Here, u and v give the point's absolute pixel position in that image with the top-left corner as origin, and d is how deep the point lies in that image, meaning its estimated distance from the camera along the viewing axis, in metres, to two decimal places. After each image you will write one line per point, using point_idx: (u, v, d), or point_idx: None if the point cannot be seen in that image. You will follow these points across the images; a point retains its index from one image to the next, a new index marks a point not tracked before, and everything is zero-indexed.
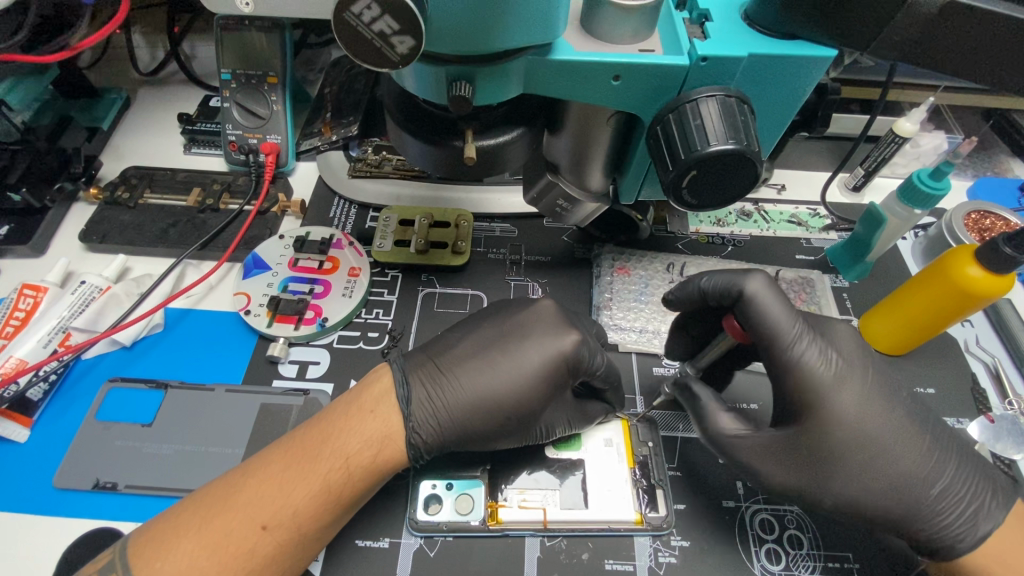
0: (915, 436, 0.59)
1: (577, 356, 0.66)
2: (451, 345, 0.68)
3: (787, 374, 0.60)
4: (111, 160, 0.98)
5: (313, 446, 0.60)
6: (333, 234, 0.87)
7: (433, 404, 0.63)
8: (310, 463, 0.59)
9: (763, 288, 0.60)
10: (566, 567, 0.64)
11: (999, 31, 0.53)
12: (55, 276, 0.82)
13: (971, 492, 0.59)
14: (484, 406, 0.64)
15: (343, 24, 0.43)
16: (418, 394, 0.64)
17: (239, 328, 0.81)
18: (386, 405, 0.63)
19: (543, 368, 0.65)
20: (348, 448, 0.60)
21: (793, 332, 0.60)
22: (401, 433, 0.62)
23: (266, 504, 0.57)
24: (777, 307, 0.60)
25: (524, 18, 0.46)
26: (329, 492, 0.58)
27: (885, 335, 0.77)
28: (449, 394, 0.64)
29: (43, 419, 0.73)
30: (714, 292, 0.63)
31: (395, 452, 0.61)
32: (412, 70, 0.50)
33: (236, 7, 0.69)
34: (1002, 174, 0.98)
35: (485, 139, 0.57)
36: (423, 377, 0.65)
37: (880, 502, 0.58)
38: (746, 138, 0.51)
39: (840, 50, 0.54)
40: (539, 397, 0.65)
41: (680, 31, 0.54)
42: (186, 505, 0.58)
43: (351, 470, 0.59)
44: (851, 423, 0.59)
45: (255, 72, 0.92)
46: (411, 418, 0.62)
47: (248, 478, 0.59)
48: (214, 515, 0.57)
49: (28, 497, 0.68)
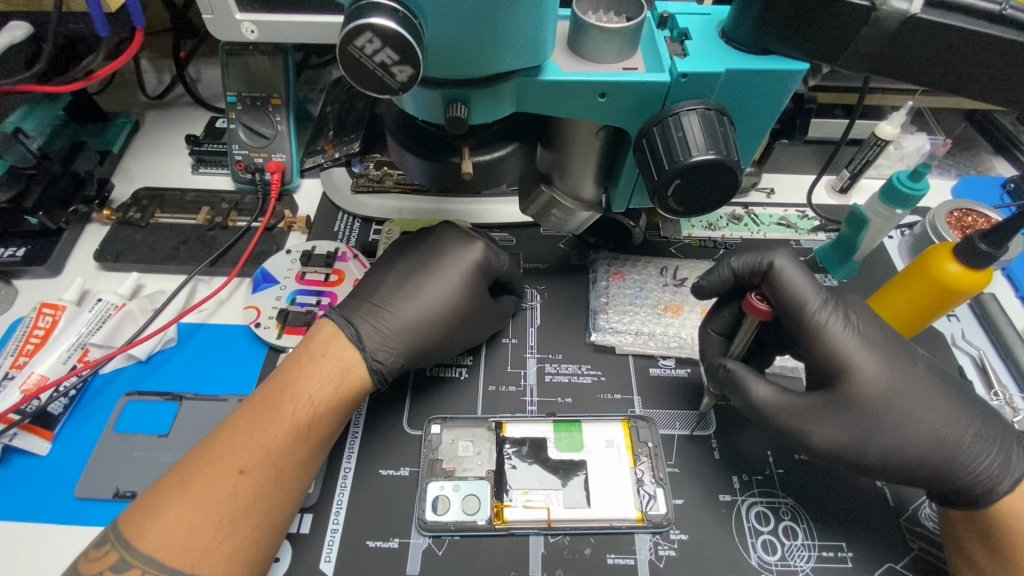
0: (924, 397, 0.62)
1: (487, 260, 0.79)
2: (376, 284, 0.76)
3: (811, 339, 0.65)
4: (122, 181, 1.02)
5: (276, 395, 0.66)
6: (338, 248, 0.90)
7: (374, 328, 0.72)
8: (275, 408, 0.64)
9: (789, 264, 0.68)
10: (570, 562, 0.66)
11: (956, 44, 0.57)
12: (72, 294, 0.85)
13: (996, 451, 0.61)
14: (427, 323, 0.74)
15: (346, 56, 0.46)
16: (365, 329, 0.71)
17: (249, 341, 0.84)
18: (335, 347, 0.70)
19: (469, 278, 0.78)
20: (308, 389, 0.66)
21: (818, 302, 0.65)
22: (357, 364, 0.69)
23: (242, 450, 0.62)
24: (803, 281, 0.66)
25: (514, 45, 0.49)
26: (300, 428, 0.64)
27: (891, 314, 0.76)
28: (394, 320, 0.73)
29: (65, 432, 0.76)
30: (743, 270, 0.70)
31: (355, 380, 0.68)
32: (413, 94, 0.53)
33: (243, 35, 0.75)
34: (985, 172, 1.02)
35: (481, 156, 0.60)
36: (364, 318, 0.72)
37: (911, 453, 0.61)
38: (725, 147, 0.54)
39: (811, 62, 0.58)
40: (463, 302, 0.76)
41: (662, 50, 0.58)
42: (167, 477, 0.61)
43: (317, 406, 0.65)
44: (876, 381, 0.62)
45: (260, 95, 0.96)
46: (365, 349, 0.70)
47: (221, 435, 0.63)
48: (194, 470, 0.60)
49: (52, 508, 0.71)
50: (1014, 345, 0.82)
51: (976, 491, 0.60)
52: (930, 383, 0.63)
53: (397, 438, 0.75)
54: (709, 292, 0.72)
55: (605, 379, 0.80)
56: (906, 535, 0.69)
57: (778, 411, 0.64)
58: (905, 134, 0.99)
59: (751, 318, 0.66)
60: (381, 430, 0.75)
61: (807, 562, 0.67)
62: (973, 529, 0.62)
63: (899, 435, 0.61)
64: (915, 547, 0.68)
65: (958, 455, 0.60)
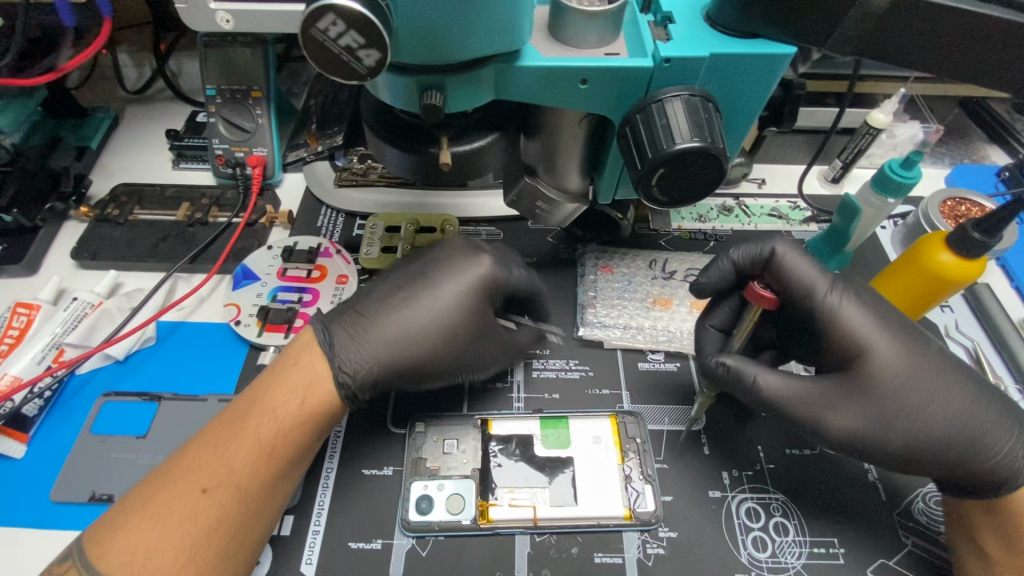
0: (946, 380, 0.61)
1: (495, 276, 0.71)
2: (370, 291, 0.71)
3: (828, 322, 0.62)
4: (100, 177, 0.99)
5: (244, 408, 0.62)
6: (321, 243, 0.88)
7: (354, 338, 0.66)
8: (241, 423, 0.61)
9: (792, 249, 0.66)
10: (557, 562, 0.65)
11: (948, 26, 0.55)
12: (47, 293, 0.83)
13: (1016, 436, 0.60)
14: (412, 341, 0.67)
15: (309, 39, 0.44)
16: (342, 339, 0.66)
17: (230, 339, 0.82)
18: (307, 356, 0.65)
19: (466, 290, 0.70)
20: (274, 403, 0.62)
21: (826, 285, 0.63)
22: (325, 377, 0.64)
23: (204, 468, 0.59)
24: (806, 265, 0.65)
25: (489, 28, 0.47)
26: (263, 446, 0.60)
27: (896, 296, 0.73)
28: (376, 328, 0.67)
29: (39, 434, 0.74)
30: (743, 262, 0.68)
31: (323, 394, 0.63)
32: (385, 81, 0.51)
33: (218, 25, 0.73)
34: (979, 161, 1.00)
35: (460, 146, 0.58)
36: (345, 327, 0.67)
37: (934, 437, 0.60)
38: (710, 135, 0.52)
39: (798, 46, 0.56)
40: (456, 321, 0.69)
41: (645, 34, 0.56)
42: (134, 492, 0.59)
43: (283, 422, 0.61)
44: (893, 365, 0.61)
45: (240, 87, 0.93)
46: (334, 358, 0.64)
47: (187, 450, 0.61)
48: (156, 487, 0.58)
49: (26, 512, 0.69)
50: (1009, 336, 0.81)
51: (997, 477, 0.59)
52: (948, 366, 0.62)
53: (381, 437, 0.73)
54: (709, 288, 0.69)
55: (593, 374, 0.78)
56: (899, 530, 0.67)
57: (789, 399, 0.61)
58: (898, 123, 0.97)
59: (752, 308, 0.64)
60: (364, 429, 0.74)
61: (798, 559, 0.65)
62: (990, 520, 0.61)
63: (920, 421, 0.60)
64: (909, 543, 0.67)
65: (981, 437, 0.59)
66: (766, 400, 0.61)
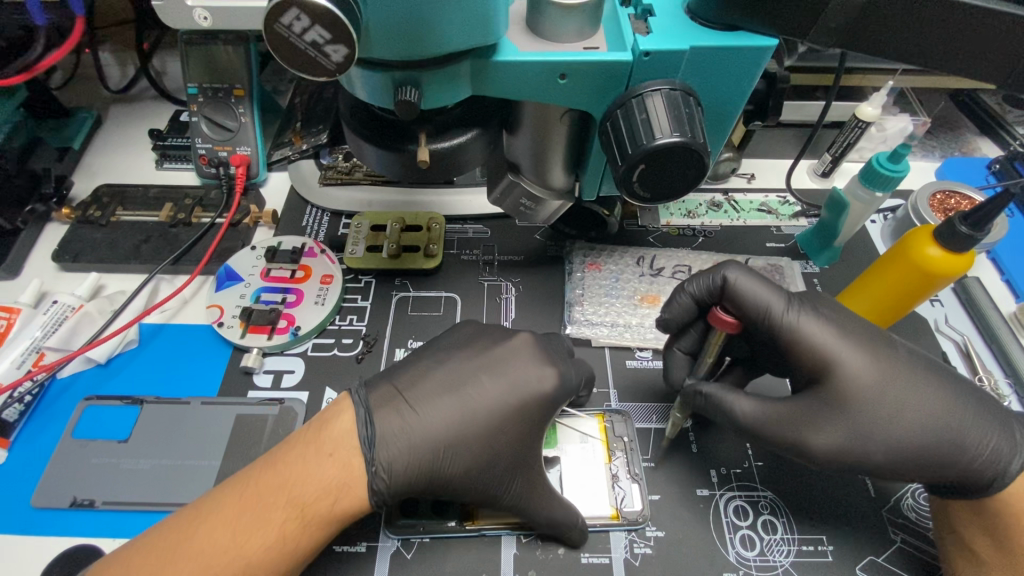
0: (922, 384, 0.60)
1: (555, 383, 0.65)
2: (419, 376, 0.64)
3: (790, 345, 0.61)
4: (83, 178, 0.98)
5: (268, 491, 0.56)
6: (305, 243, 0.87)
7: (397, 429, 0.60)
8: (264, 510, 0.55)
9: (742, 273, 0.65)
10: (543, 563, 0.64)
11: (933, 16, 0.54)
12: (28, 297, 0.82)
13: (997, 432, 0.59)
14: (454, 446, 0.61)
15: (274, 34, 0.43)
16: (386, 429, 0.59)
17: (214, 341, 0.81)
18: (346, 447, 0.58)
19: (512, 403, 0.63)
20: (304, 496, 0.56)
21: (782, 304, 0.62)
22: (362, 478, 0.57)
23: (219, 554, 0.53)
24: (760, 287, 0.64)
25: (462, 22, 0.46)
26: (285, 543, 0.55)
27: (867, 309, 0.75)
28: (416, 426, 0.60)
29: (20, 440, 0.73)
30: (700, 293, 0.67)
31: (357, 497, 0.57)
32: (358, 77, 0.50)
33: (196, 22, 0.72)
34: (969, 153, 1.00)
35: (439, 143, 0.57)
36: (387, 412, 0.61)
37: (914, 444, 0.58)
38: (691, 130, 0.52)
39: (780, 38, 0.55)
40: (509, 428, 0.62)
41: (624, 27, 0.55)
42: (137, 551, 0.55)
43: (309, 520, 0.56)
44: (874, 363, 0.60)
45: (221, 86, 0.92)
46: (374, 461, 0.58)
47: (200, 525, 0.55)
48: (163, 564, 0.53)
49: (7, 519, 0.68)
50: (998, 329, 0.80)
51: (978, 467, 0.58)
52: (920, 366, 0.61)
53: None
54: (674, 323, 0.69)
55: None
56: (887, 527, 0.67)
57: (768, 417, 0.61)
58: (887, 116, 0.97)
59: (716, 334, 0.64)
60: None
61: (786, 557, 0.65)
62: (976, 518, 0.60)
63: (902, 427, 0.58)
64: (897, 539, 0.66)
65: (962, 439, 0.58)
66: (744, 426, 0.62)
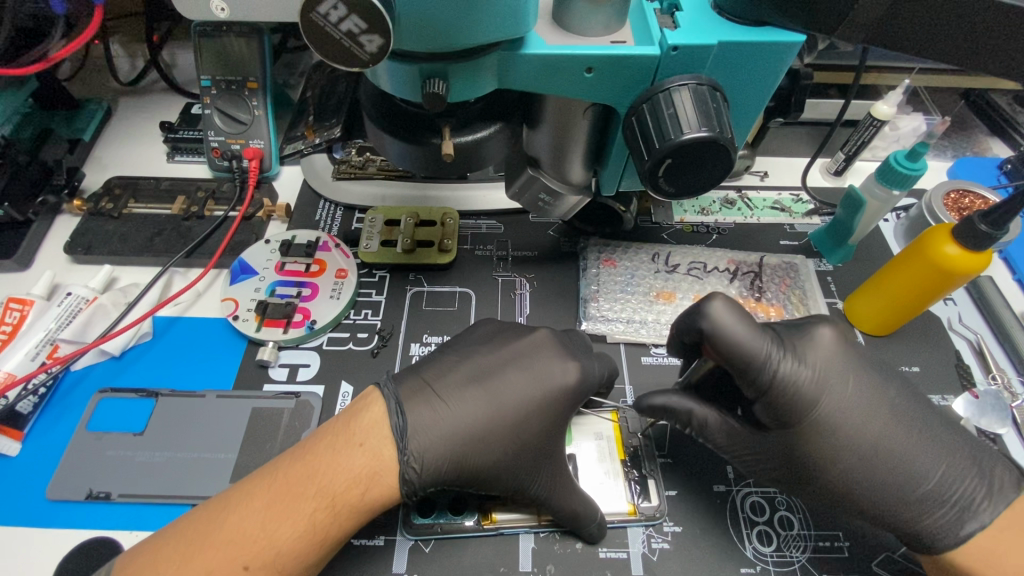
0: (890, 440, 0.59)
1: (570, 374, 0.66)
2: (446, 371, 0.65)
3: (763, 395, 0.59)
4: (94, 170, 0.98)
5: (299, 481, 0.56)
6: (319, 237, 0.87)
7: (427, 420, 0.60)
8: (293, 500, 0.55)
9: (726, 318, 0.59)
10: (561, 558, 0.64)
11: (962, 13, 0.54)
12: (41, 288, 0.82)
13: (975, 487, 0.58)
14: (484, 437, 0.61)
15: (310, 24, 0.43)
16: (416, 420, 0.60)
17: (228, 334, 0.81)
18: (377, 436, 0.58)
19: (541, 394, 0.64)
20: (334, 486, 0.56)
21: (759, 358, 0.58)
22: (393, 468, 0.57)
23: (247, 545, 0.53)
24: (743, 335, 0.58)
25: (493, 13, 0.46)
26: (314, 533, 0.55)
27: (873, 316, 0.78)
28: (445, 417, 0.61)
29: (35, 432, 0.73)
30: (684, 328, 0.63)
31: (386, 487, 0.57)
32: (386, 69, 0.50)
33: (213, 14, 0.71)
34: (981, 153, 1.00)
35: (463, 136, 0.57)
36: (418, 402, 0.61)
37: (867, 496, 0.59)
38: (719, 125, 0.52)
39: (807, 34, 0.55)
40: (535, 420, 0.63)
41: (651, 22, 0.55)
42: (166, 540, 0.54)
43: (338, 510, 0.55)
44: (852, 413, 0.60)
45: (235, 78, 0.92)
46: (405, 451, 0.58)
47: (229, 515, 0.54)
48: (193, 553, 0.53)
49: (23, 510, 0.68)
50: (1012, 329, 0.81)
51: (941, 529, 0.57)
52: (893, 417, 0.60)
53: None
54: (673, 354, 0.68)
55: None
56: None
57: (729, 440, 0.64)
58: (901, 114, 0.97)
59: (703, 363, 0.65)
60: None
61: (803, 553, 0.65)
62: None
63: (868, 482, 0.59)
64: None
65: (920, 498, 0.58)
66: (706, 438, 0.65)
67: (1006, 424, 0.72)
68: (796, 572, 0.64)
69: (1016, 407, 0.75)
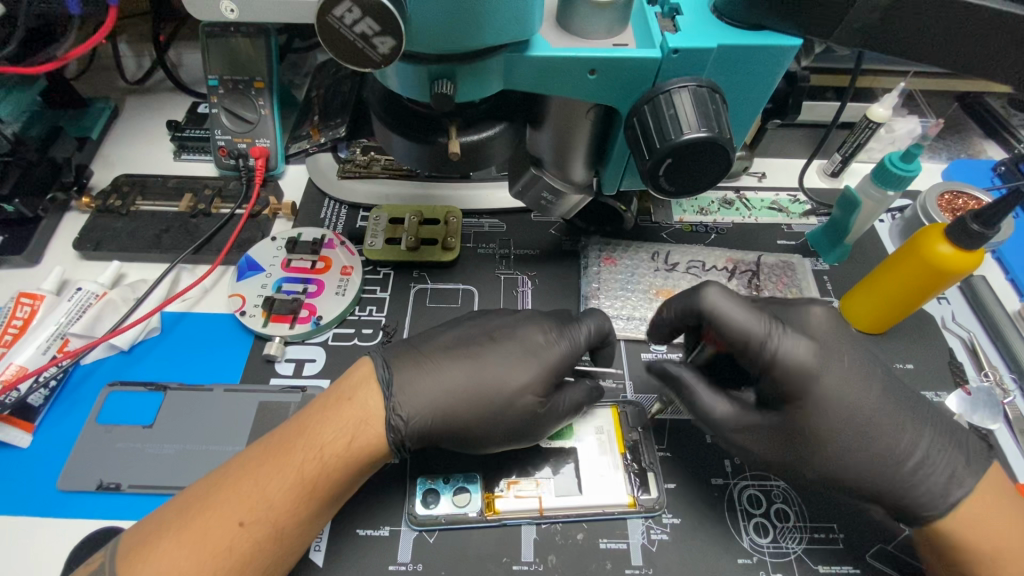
0: (885, 417, 0.61)
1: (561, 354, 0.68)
2: (433, 337, 0.69)
3: (767, 374, 0.62)
4: (102, 168, 0.99)
5: (290, 439, 0.60)
6: (325, 234, 0.88)
7: (416, 380, 0.64)
8: (285, 456, 0.59)
9: (720, 297, 0.63)
10: (562, 548, 0.66)
11: (955, 18, 0.56)
12: (51, 284, 0.83)
13: (963, 467, 0.60)
14: (472, 397, 0.64)
15: (324, 26, 0.45)
16: (405, 377, 0.64)
17: (235, 329, 0.82)
18: (363, 391, 0.63)
19: (527, 357, 0.67)
20: (322, 438, 0.60)
21: (761, 331, 0.61)
22: (377, 417, 0.61)
23: (243, 499, 0.57)
24: (739, 311, 0.62)
25: (500, 16, 0.48)
26: (305, 483, 0.58)
27: (863, 313, 0.79)
28: (432, 377, 0.64)
29: (46, 424, 0.74)
30: (678, 313, 0.66)
31: (373, 435, 0.61)
32: (396, 70, 0.52)
33: (223, 15, 0.72)
34: (975, 156, 1.01)
35: (469, 135, 0.59)
36: (407, 363, 0.65)
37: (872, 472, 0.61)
38: (718, 125, 0.53)
39: (804, 38, 0.57)
40: (524, 384, 0.65)
41: (652, 25, 0.56)
42: (173, 504, 0.59)
43: (327, 460, 0.59)
44: (847, 393, 0.61)
45: (242, 78, 0.93)
46: (389, 400, 0.62)
47: (228, 476, 0.59)
48: (195, 511, 0.57)
49: (35, 500, 0.69)
50: (1005, 327, 0.82)
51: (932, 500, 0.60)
52: (886, 403, 0.62)
53: None
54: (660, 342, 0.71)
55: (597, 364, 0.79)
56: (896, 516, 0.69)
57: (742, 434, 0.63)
58: (896, 117, 0.99)
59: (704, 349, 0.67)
60: None
61: (798, 544, 0.67)
62: None
63: (866, 465, 0.60)
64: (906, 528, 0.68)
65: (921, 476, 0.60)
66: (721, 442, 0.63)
67: (997, 420, 0.74)
68: (792, 562, 0.66)
69: (1007, 403, 0.76)
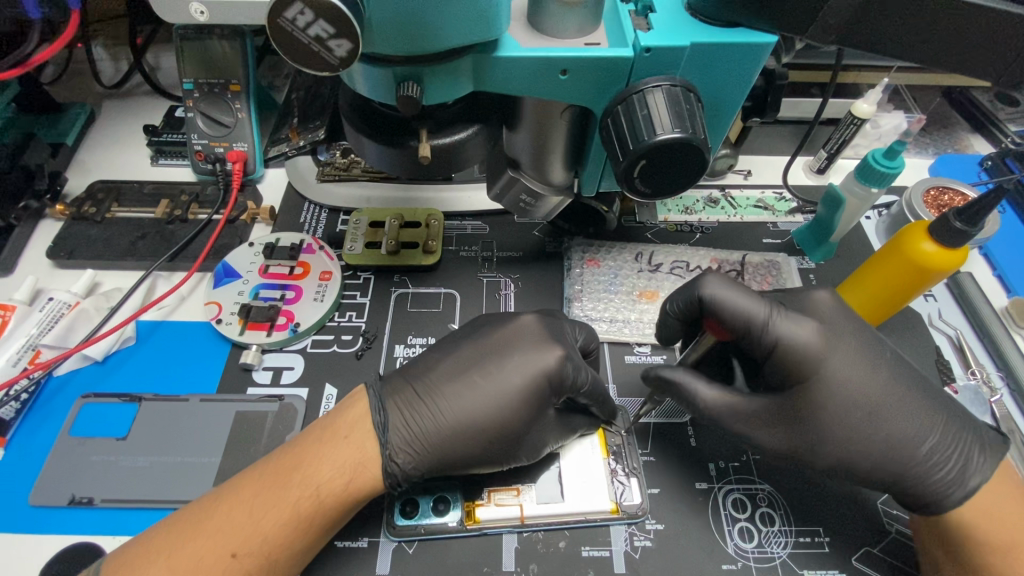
0: (878, 422, 0.59)
1: (561, 373, 0.65)
2: (432, 367, 0.66)
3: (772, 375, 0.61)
4: (77, 174, 0.98)
5: (286, 471, 0.59)
6: (303, 240, 0.87)
7: (409, 421, 0.62)
8: (280, 490, 0.58)
9: (720, 289, 0.63)
10: (544, 557, 0.65)
11: (934, 14, 0.55)
12: (23, 294, 0.81)
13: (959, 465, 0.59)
14: (469, 432, 0.62)
15: (277, 30, 0.44)
16: (398, 419, 0.62)
17: (211, 337, 0.81)
18: (361, 430, 0.61)
19: (524, 389, 0.64)
20: (320, 478, 0.58)
21: (763, 314, 0.61)
22: (376, 459, 0.60)
23: (235, 531, 0.56)
24: (739, 296, 0.62)
25: (463, 16, 0.46)
26: (300, 521, 0.57)
27: (861, 304, 0.76)
28: (427, 419, 0.62)
29: (17, 437, 0.73)
30: (680, 309, 0.67)
31: (370, 478, 0.60)
32: (362, 73, 0.50)
33: (192, 17, 0.71)
34: (962, 150, 1.01)
35: (441, 138, 0.57)
36: (401, 402, 0.63)
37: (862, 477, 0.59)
38: (692, 126, 0.52)
39: (780, 34, 0.56)
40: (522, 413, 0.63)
41: (625, 24, 0.55)
42: (160, 528, 0.58)
43: (323, 498, 0.58)
44: (837, 391, 0.59)
45: (217, 81, 0.91)
46: (387, 445, 0.60)
47: (220, 503, 0.58)
48: (186, 538, 0.56)
49: (4, 517, 0.68)
50: (993, 324, 0.81)
51: (920, 496, 0.59)
52: (886, 406, 0.60)
53: None
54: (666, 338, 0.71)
55: None
56: (882, 519, 0.68)
57: None
58: (881, 113, 0.98)
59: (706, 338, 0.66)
60: None
61: (783, 548, 0.66)
62: None
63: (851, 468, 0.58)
64: (892, 531, 0.67)
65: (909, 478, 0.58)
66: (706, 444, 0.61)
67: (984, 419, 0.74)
68: (777, 567, 0.65)
69: (994, 401, 0.76)
